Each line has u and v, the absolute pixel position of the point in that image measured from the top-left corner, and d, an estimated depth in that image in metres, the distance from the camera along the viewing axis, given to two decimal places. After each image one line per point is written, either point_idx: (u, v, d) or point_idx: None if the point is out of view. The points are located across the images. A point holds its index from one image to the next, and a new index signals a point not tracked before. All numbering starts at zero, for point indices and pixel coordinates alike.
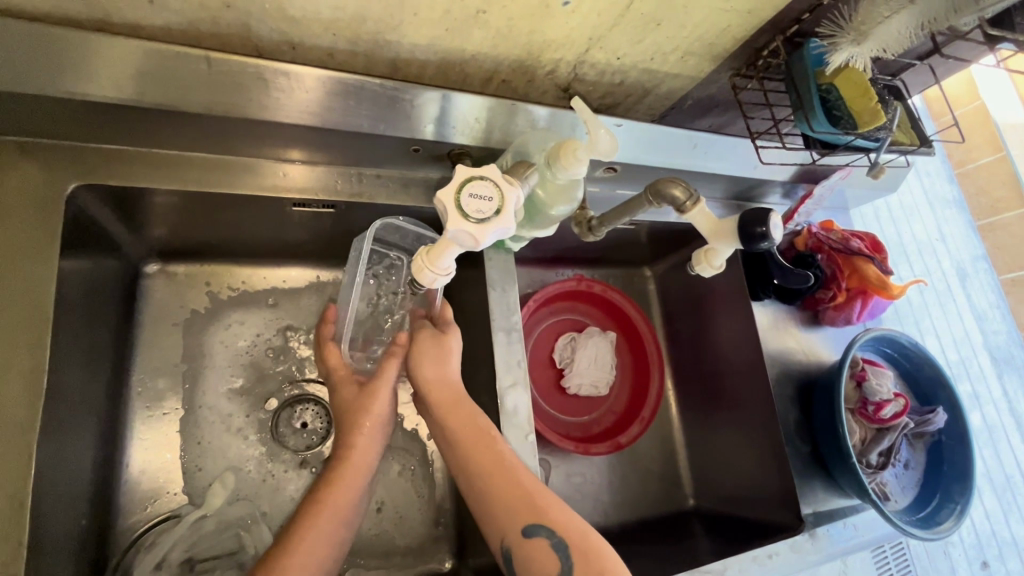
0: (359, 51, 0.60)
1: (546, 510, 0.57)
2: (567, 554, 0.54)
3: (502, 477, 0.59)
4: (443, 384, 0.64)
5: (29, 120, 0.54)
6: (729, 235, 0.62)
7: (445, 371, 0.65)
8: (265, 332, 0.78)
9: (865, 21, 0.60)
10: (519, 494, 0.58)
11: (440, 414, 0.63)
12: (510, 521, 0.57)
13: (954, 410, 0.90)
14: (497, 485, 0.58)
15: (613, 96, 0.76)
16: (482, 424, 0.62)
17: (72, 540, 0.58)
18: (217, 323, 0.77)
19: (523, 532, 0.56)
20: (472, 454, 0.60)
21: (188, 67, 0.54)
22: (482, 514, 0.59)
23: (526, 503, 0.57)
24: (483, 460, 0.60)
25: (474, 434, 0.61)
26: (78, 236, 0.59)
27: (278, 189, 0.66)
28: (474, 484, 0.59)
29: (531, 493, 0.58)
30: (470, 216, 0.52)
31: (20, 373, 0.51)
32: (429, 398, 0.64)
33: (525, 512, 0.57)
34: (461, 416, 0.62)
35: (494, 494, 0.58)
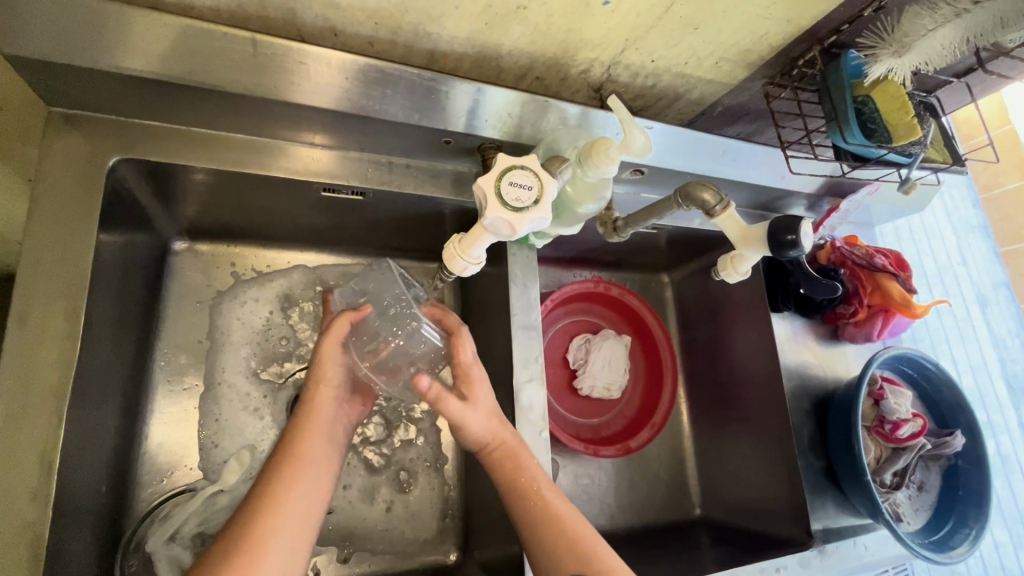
0: (399, 41, 0.60)
1: (594, 558, 0.56)
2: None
3: (552, 525, 0.58)
4: (487, 431, 0.63)
5: (79, 93, 0.56)
6: (757, 240, 0.62)
7: (484, 420, 0.63)
8: (276, 312, 0.79)
9: (908, 33, 0.60)
10: (568, 541, 0.57)
11: (489, 463, 0.63)
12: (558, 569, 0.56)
13: (973, 435, 0.88)
14: (544, 527, 0.58)
15: (644, 99, 0.77)
16: (535, 472, 0.62)
17: (94, 505, 0.59)
18: (234, 296, 0.78)
19: None
20: (520, 497, 0.60)
21: (235, 48, 0.55)
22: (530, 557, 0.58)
23: (573, 548, 0.57)
24: (532, 504, 0.60)
25: (528, 481, 0.61)
26: (116, 209, 0.61)
27: (309, 173, 0.67)
28: (524, 528, 0.59)
29: (579, 538, 0.58)
30: (509, 205, 0.53)
31: (57, 338, 0.52)
32: (480, 447, 0.63)
33: (573, 559, 0.56)
34: (512, 463, 0.62)
35: (544, 541, 0.58)
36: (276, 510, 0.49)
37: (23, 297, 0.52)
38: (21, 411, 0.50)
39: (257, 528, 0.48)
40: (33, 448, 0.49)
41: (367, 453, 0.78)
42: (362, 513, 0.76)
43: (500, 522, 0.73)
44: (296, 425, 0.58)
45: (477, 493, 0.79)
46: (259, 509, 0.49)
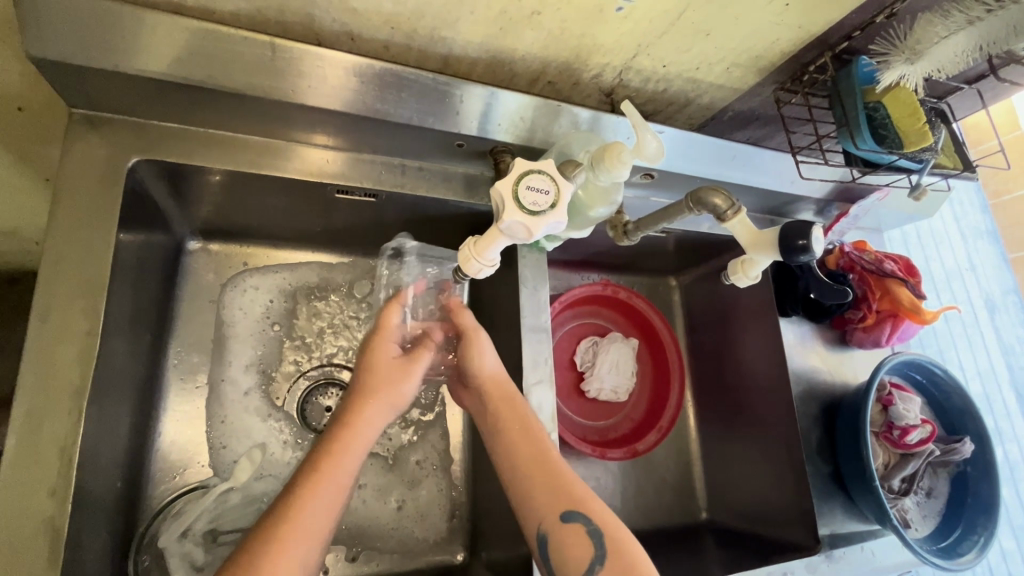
0: (415, 46, 0.61)
1: (583, 498, 0.58)
2: (601, 540, 0.56)
3: (543, 467, 0.60)
4: (494, 376, 0.65)
5: (102, 95, 0.57)
6: (768, 246, 0.62)
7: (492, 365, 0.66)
8: (274, 301, 0.80)
9: (920, 40, 0.61)
10: (558, 483, 0.59)
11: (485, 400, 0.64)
12: (548, 506, 0.58)
13: (981, 441, 0.88)
14: (535, 468, 0.60)
15: (655, 104, 0.77)
16: (525, 411, 0.64)
17: (109, 501, 0.60)
18: (233, 286, 0.78)
19: (562, 519, 0.57)
20: (512, 442, 0.62)
21: (255, 52, 0.56)
22: (519, 500, 0.60)
23: (563, 489, 0.59)
24: (523, 446, 0.61)
25: (521, 424, 0.63)
26: (133, 209, 0.62)
27: (323, 175, 0.68)
28: (513, 471, 0.61)
29: (570, 482, 0.59)
30: (525, 208, 0.54)
31: (77, 336, 0.53)
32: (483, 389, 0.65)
33: (564, 498, 0.58)
34: (507, 404, 0.64)
35: (535, 481, 0.59)
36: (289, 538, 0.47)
37: (45, 295, 0.53)
38: (41, 406, 0.51)
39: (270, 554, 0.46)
40: (53, 444, 0.50)
41: (378, 454, 0.79)
42: (371, 514, 0.76)
43: (508, 524, 0.73)
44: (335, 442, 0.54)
45: (485, 494, 0.79)
46: (269, 532, 0.47)
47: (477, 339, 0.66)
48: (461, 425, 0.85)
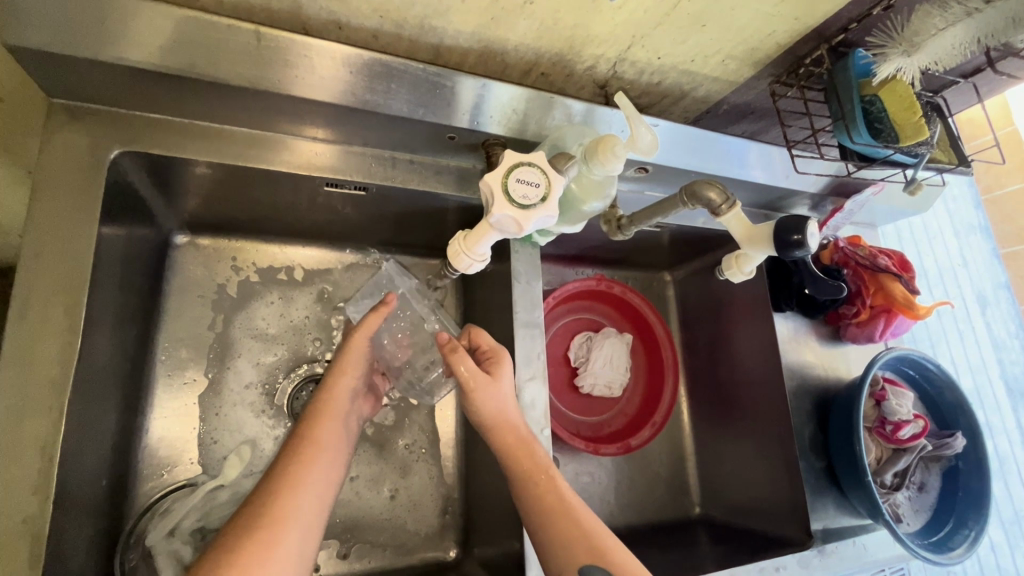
0: (405, 35, 0.60)
1: (603, 551, 0.57)
2: None
3: (566, 519, 0.59)
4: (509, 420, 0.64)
5: (81, 84, 0.55)
6: (763, 240, 0.61)
7: (504, 409, 0.64)
8: (311, 313, 0.80)
9: (918, 32, 0.60)
10: (580, 534, 0.58)
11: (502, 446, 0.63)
12: (566, 557, 0.57)
13: (973, 435, 0.88)
14: (556, 520, 0.59)
15: (650, 96, 0.76)
16: (543, 457, 0.63)
17: (93, 500, 0.59)
18: (243, 296, 0.77)
19: (582, 573, 0.56)
20: (533, 490, 0.61)
21: (240, 41, 0.55)
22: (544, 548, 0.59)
23: (584, 542, 0.57)
24: (545, 496, 0.60)
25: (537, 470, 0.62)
26: (116, 202, 0.60)
27: (311, 168, 0.66)
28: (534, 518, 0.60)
29: (592, 533, 0.58)
30: (516, 202, 0.53)
31: (56, 332, 0.52)
32: (495, 434, 0.63)
33: (584, 550, 0.57)
34: (523, 452, 0.62)
35: (557, 534, 0.58)
36: (312, 456, 0.54)
37: (26, 289, 0.52)
38: (21, 403, 0.50)
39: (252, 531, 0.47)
40: (33, 443, 0.49)
41: (370, 445, 0.78)
42: (363, 509, 0.75)
43: (500, 519, 0.73)
44: (312, 414, 0.59)
45: (478, 489, 0.79)
46: (298, 452, 0.54)
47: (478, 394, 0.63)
48: (453, 418, 0.84)
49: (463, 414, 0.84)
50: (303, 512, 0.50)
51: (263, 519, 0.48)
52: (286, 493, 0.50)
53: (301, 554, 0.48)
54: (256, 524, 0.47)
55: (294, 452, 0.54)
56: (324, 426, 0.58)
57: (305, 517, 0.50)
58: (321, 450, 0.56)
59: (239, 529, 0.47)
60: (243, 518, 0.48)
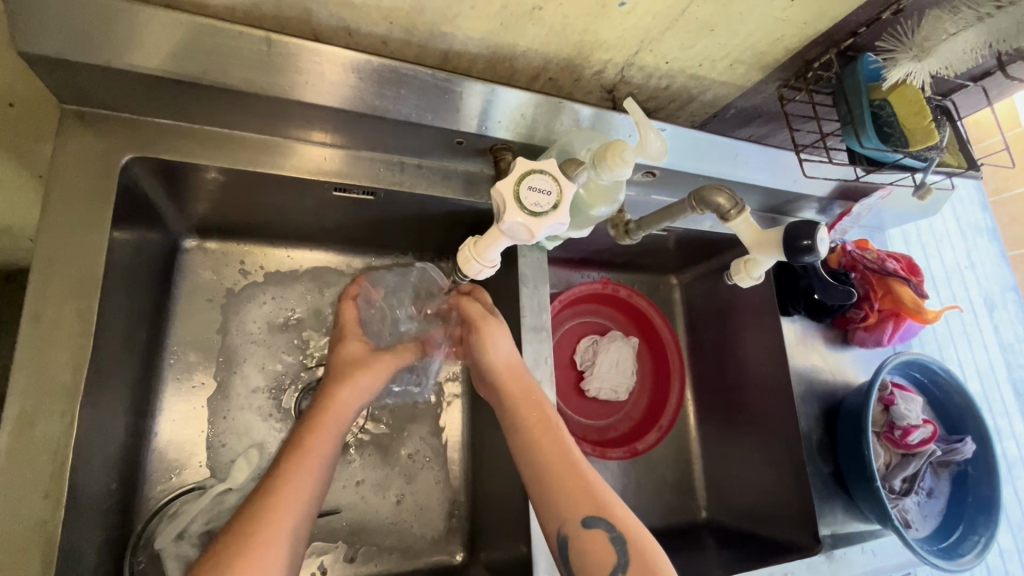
0: (414, 41, 0.60)
1: (606, 505, 0.56)
2: (624, 550, 0.54)
3: (568, 469, 0.58)
4: (512, 370, 0.65)
5: (95, 92, 0.56)
6: (772, 246, 0.61)
7: (511, 357, 0.66)
8: (318, 317, 0.80)
9: (928, 37, 0.59)
10: (583, 487, 0.57)
11: (505, 392, 0.64)
12: (570, 508, 0.56)
13: (982, 441, 0.87)
14: (557, 470, 0.58)
15: (657, 100, 0.76)
16: (546, 406, 0.63)
17: (103, 503, 0.59)
18: (251, 300, 0.78)
19: (583, 524, 0.56)
20: (537, 437, 0.60)
21: (251, 47, 0.55)
22: (543, 499, 0.58)
23: (588, 495, 0.57)
24: (547, 446, 0.60)
25: (540, 424, 0.61)
26: (127, 206, 0.61)
27: (319, 173, 0.67)
28: (536, 467, 0.59)
29: (595, 487, 0.58)
30: (527, 208, 0.53)
31: (68, 337, 0.52)
32: (500, 385, 0.64)
33: (586, 503, 0.56)
34: (527, 401, 0.63)
35: (559, 485, 0.57)
36: (304, 469, 0.52)
37: (38, 294, 0.53)
38: (33, 408, 0.50)
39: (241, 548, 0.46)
40: (46, 447, 0.50)
41: (375, 449, 0.78)
42: (369, 513, 0.76)
43: (507, 522, 0.73)
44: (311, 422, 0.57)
45: (485, 492, 0.79)
46: (287, 462, 0.53)
47: (486, 330, 0.66)
48: (459, 422, 0.84)
49: (470, 418, 0.84)
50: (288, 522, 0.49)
51: (253, 535, 0.47)
52: (275, 509, 0.49)
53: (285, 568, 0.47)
54: (243, 541, 0.46)
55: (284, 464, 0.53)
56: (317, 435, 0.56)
57: (292, 530, 0.49)
58: (311, 460, 0.54)
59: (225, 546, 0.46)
60: (234, 531, 0.47)
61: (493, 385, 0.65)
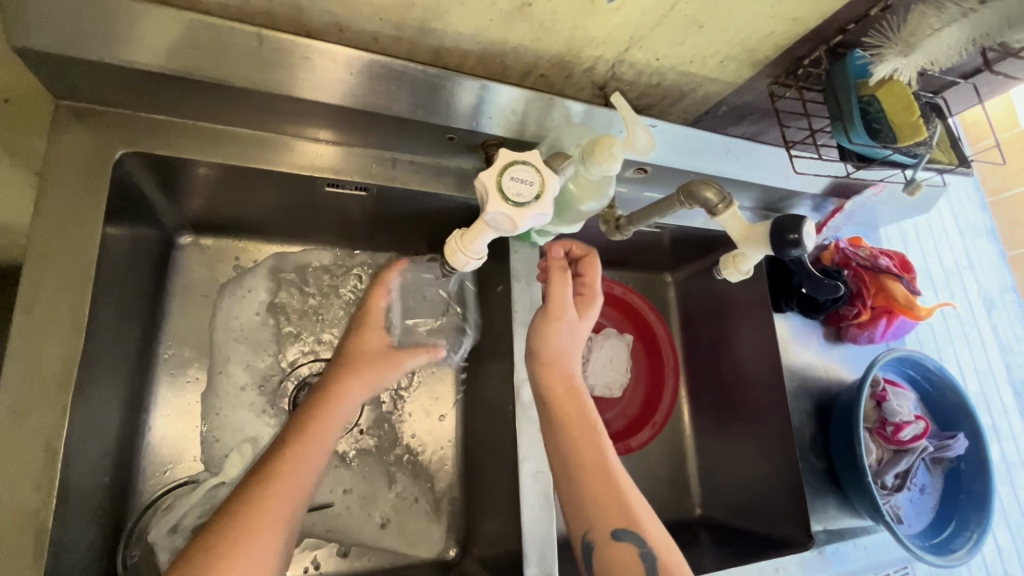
0: (404, 37, 0.61)
1: (637, 518, 0.59)
2: (650, 563, 0.57)
3: (603, 479, 0.60)
4: (562, 372, 0.66)
5: (89, 87, 0.57)
6: (760, 240, 0.62)
7: (563, 362, 0.66)
8: (309, 313, 0.80)
9: (914, 32, 0.60)
10: (614, 499, 0.59)
11: (551, 391, 0.65)
12: (600, 518, 0.59)
13: (976, 438, 0.87)
14: (592, 479, 0.60)
15: (649, 98, 0.76)
16: (589, 412, 0.64)
17: (96, 495, 0.60)
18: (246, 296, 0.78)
19: (613, 536, 0.58)
20: (575, 441, 0.62)
21: (243, 43, 0.56)
22: (573, 504, 0.61)
23: (619, 506, 0.59)
24: (584, 451, 0.61)
25: (583, 431, 0.63)
26: (122, 202, 0.61)
27: (312, 168, 0.67)
28: (571, 472, 0.61)
29: (626, 499, 0.60)
30: (510, 199, 0.54)
31: (61, 329, 0.53)
32: (547, 383, 0.65)
33: (617, 516, 0.59)
34: (571, 404, 0.64)
35: (592, 495, 0.60)
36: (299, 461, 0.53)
37: (31, 287, 0.53)
38: (27, 400, 0.51)
39: (233, 536, 0.47)
40: (38, 438, 0.50)
41: (369, 444, 0.78)
42: (363, 507, 0.76)
43: (499, 518, 0.73)
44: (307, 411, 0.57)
45: (478, 488, 0.79)
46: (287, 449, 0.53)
47: (564, 324, 0.67)
48: (453, 418, 0.84)
49: (463, 414, 0.84)
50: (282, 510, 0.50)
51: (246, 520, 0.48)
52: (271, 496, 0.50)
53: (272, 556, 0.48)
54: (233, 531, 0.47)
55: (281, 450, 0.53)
56: (322, 424, 0.56)
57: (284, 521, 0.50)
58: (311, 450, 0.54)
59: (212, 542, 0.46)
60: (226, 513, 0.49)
61: (538, 381, 0.66)
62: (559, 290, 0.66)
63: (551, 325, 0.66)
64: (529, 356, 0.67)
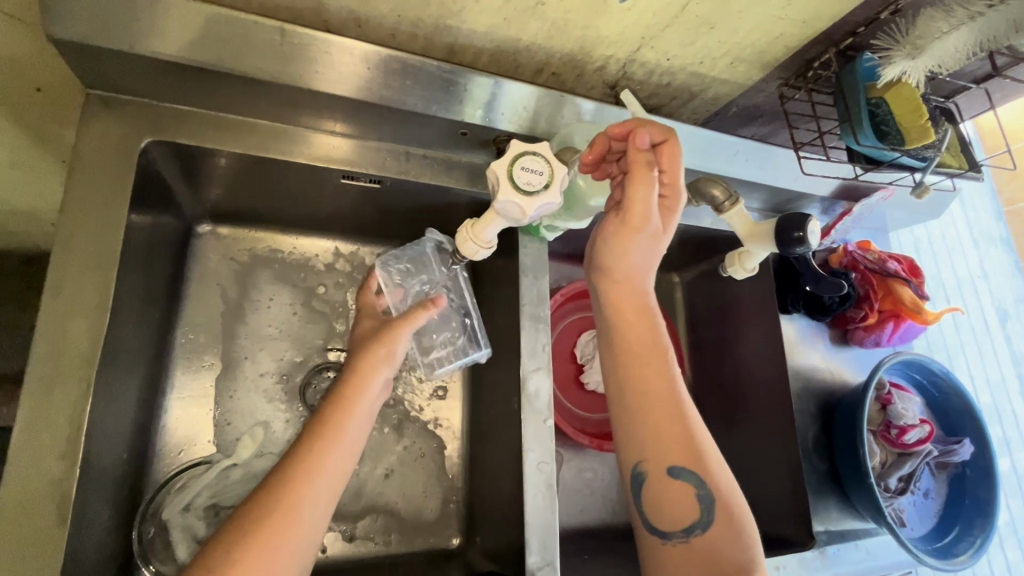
0: (421, 34, 0.62)
1: (698, 458, 0.60)
2: (706, 503, 0.58)
3: (670, 414, 0.60)
4: (634, 292, 0.63)
5: (118, 77, 0.59)
6: (764, 238, 0.63)
7: (635, 281, 0.63)
8: (318, 304, 0.82)
9: (923, 35, 0.60)
10: (678, 436, 0.60)
11: (622, 313, 0.63)
12: (659, 456, 0.59)
13: (981, 443, 0.87)
14: (659, 414, 0.60)
15: (659, 97, 0.77)
16: (661, 338, 0.63)
17: (115, 471, 0.62)
18: (260, 285, 0.80)
19: (671, 472, 0.59)
20: (645, 373, 0.61)
21: (266, 36, 0.58)
22: (632, 438, 0.61)
23: (682, 446, 0.60)
24: (653, 382, 0.61)
25: (649, 355, 0.62)
26: (147, 189, 0.64)
27: (328, 160, 0.69)
28: (636, 404, 0.61)
29: (690, 437, 0.60)
30: (520, 188, 0.55)
31: (87, 308, 0.55)
32: (616, 301, 0.63)
33: (679, 454, 0.59)
34: (643, 330, 0.62)
35: (654, 432, 0.60)
36: (334, 449, 0.56)
37: (59, 268, 0.55)
38: (53, 375, 0.53)
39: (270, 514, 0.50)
40: (64, 412, 0.52)
41: (377, 432, 0.80)
42: (369, 493, 0.78)
43: (503, 510, 0.74)
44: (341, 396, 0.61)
45: (482, 479, 0.80)
46: (320, 435, 0.56)
47: (640, 237, 0.60)
48: (458, 410, 0.86)
49: (469, 406, 0.85)
50: (318, 495, 0.52)
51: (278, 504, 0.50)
52: (304, 480, 0.52)
53: (306, 538, 0.51)
54: (265, 511, 0.50)
55: (318, 432, 0.56)
56: (351, 413, 0.59)
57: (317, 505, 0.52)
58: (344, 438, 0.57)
59: (256, 511, 0.49)
60: (262, 495, 0.51)
61: (609, 300, 0.63)
62: (642, 195, 0.58)
63: (628, 237, 0.59)
64: (599, 271, 0.63)
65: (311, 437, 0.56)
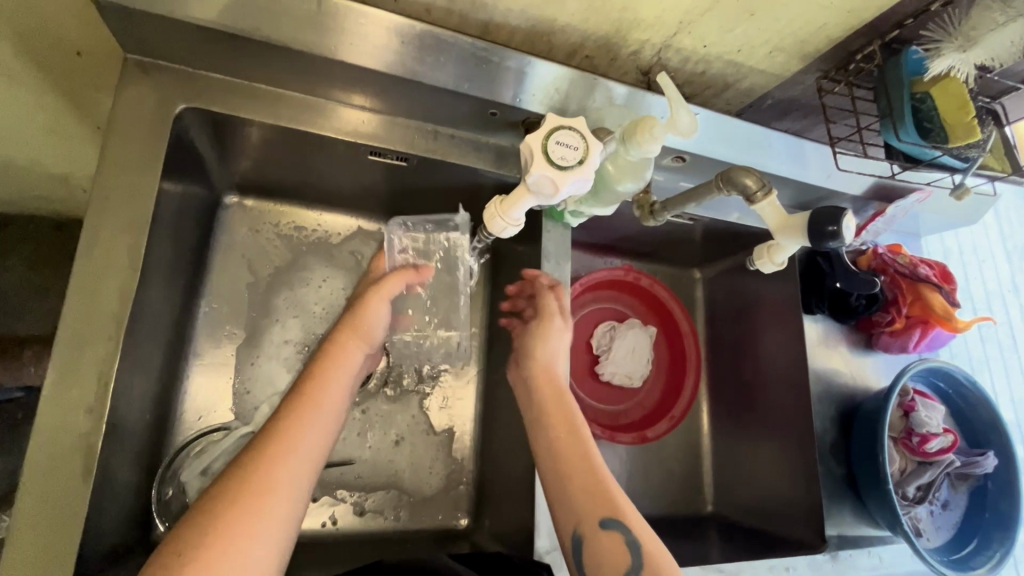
0: (456, 10, 0.62)
1: (621, 506, 0.55)
2: (637, 557, 0.52)
3: (587, 472, 0.57)
4: (548, 375, 0.66)
5: (156, 41, 0.59)
6: (798, 230, 0.61)
7: (549, 368, 0.67)
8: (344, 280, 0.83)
9: (976, 26, 0.58)
10: (597, 489, 0.56)
11: (535, 389, 0.65)
12: (587, 509, 0.55)
13: (1006, 457, 0.85)
14: (576, 468, 0.58)
15: (693, 86, 0.76)
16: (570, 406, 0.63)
17: (138, 431, 0.63)
18: (282, 259, 0.81)
19: (600, 526, 0.54)
20: (556, 433, 0.61)
21: (302, 7, 0.58)
22: (556, 496, 0.58)
23: (602, 496, 0.56)
24: (565, 440, 0.60)
25: (560, 416, 0.62)
26: (179, 156, 0.65)
27: (356, 135, 0.69)
28: (552, 461, 0.59)
29: (607, 488, 0.56)
30: (554, 162, 0.54)
31: (118, 268, 0.56)
32: (535, 384, 0.66)
33: (603, 505, 0.55)
34: (553, 399, 0.63)
35: (576, 483, 0.57)
36: (310, 421, 0.51)
37: (92, 229, 0.56)
38: (84, 331, 0.54)
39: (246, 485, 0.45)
40: (94, 368, 0.54)
41: (392, 410, 0.81)
42: (380, 469, 0.79)
43: (513, 492, 0.74)
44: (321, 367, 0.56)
45: (493, 462, 0.80)
46: (296, 405, 0.52)
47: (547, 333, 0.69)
48: (472, 393, 0.86)
49: (483, 389, 0.86)
50: (297, 466, 0.48)
51: (259, 478, 0.46)
52: (281, 451, 0.48)
53: (290, 512, 0.46)
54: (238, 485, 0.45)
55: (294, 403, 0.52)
56: (325, 386, 0.55)
57: (297, 476, 0.48)
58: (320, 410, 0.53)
59: (226, 488, 0.45)
60: (242, 466, 0.47)
61: (528, 383, 0.67)
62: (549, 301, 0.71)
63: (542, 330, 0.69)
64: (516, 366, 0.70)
65: (288, 408, 0.52)
